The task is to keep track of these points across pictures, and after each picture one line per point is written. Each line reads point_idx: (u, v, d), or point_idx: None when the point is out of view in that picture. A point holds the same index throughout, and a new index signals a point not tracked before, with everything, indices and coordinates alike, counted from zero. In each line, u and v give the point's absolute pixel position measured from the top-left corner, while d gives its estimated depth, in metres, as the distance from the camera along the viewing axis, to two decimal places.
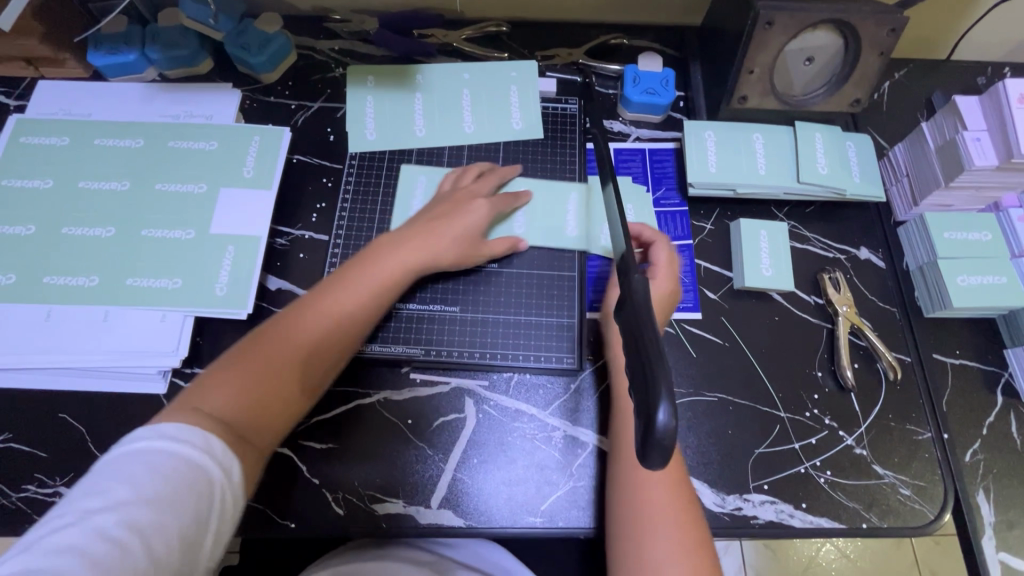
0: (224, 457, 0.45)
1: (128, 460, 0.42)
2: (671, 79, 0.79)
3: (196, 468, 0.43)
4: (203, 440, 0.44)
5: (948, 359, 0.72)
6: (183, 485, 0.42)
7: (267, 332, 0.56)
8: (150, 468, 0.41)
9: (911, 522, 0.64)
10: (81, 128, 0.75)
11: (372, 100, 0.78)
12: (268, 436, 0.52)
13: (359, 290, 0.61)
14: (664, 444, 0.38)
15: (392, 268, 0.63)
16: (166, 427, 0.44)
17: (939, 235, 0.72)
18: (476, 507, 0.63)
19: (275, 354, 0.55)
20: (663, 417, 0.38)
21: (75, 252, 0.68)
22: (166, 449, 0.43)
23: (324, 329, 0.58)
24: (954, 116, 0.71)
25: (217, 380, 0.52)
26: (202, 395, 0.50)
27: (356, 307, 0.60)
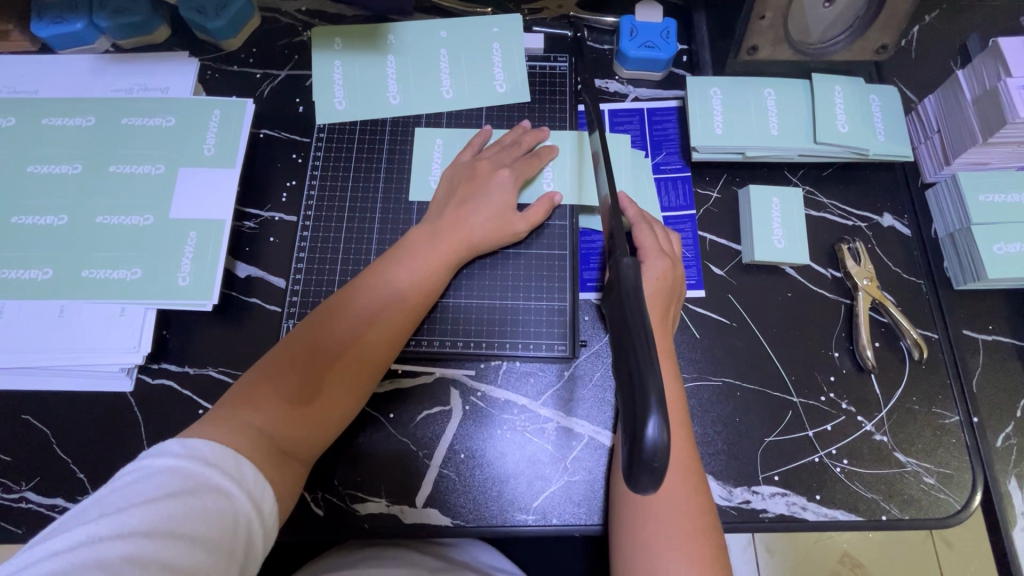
0: (253, 486, 0.45)
1: (147, 482, 0.41)
2: (672, 30, 0.71)
3: (222, 497, 0.42)
4: (236, 466, 0.45)
5: (979, 335, 0.65)
6: (204, 516, 0.41)
7: (305, 338, 0.55)
8: (171, 494, 0.41)
9: (935, 513, 0.59)
10: (27, 106, 0.69)
11: (341, 65, 0.71)
12: (309, 446, 0.52)
13: (392, 289, 0.58)
14: (653, 463, 0.35)
15: (425, 261, 0.60)
16: (198, 445, 0.44)
17: (973, 198, 0.65)
18: (463, 504, 0.59)
19: (310, 363, 0.53)
20: (652, 432, 0.35)
21: (27, 244, 0.63)
22: (191, 475, 0.42)
23: (359, 334, 0.56)
24: (995, 61, 0.63)
25: (253, 393, 0.51)
26: (242, 410, 0.49)
27: (390, 306, 0.57)
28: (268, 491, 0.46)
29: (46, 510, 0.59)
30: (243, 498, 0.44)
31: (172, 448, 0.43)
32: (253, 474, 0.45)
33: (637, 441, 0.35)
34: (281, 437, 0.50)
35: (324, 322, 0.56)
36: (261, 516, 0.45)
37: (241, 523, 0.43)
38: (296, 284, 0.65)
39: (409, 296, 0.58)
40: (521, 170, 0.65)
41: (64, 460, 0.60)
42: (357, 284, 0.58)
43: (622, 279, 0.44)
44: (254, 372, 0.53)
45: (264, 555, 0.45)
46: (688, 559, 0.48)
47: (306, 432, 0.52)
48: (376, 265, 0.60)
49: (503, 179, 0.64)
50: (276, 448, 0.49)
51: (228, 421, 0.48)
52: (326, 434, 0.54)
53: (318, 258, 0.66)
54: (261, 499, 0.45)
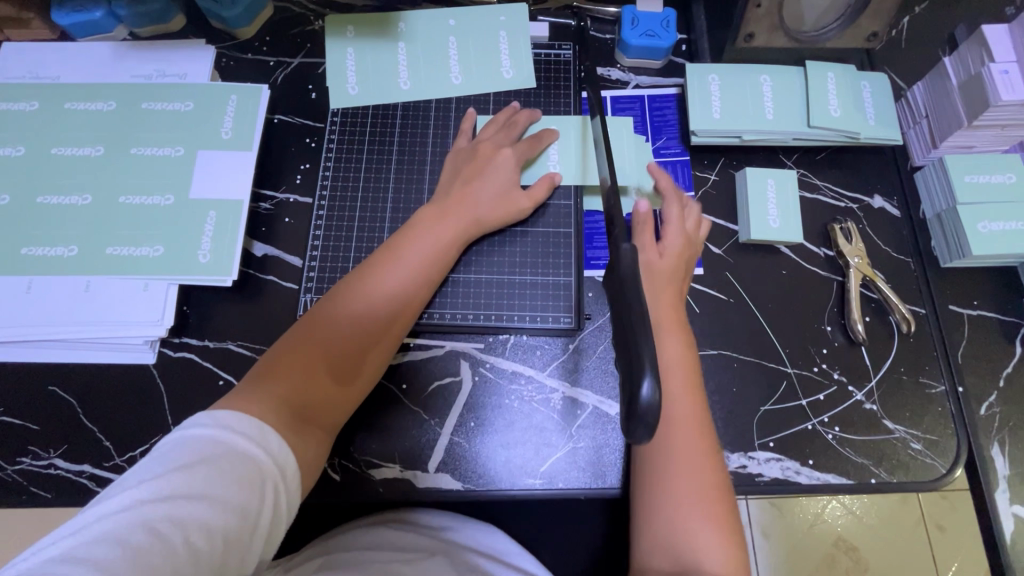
0: (278, 452, 0.48)
1: (181, 450, 0.44)
2: (672, 19, 0.74)
3: (250, 464, 0.45)
4: (260, 433, 0.47)
5: (964, 310, 0.69)
6: (236, 481, 0.43)
7: (326, 314, 0.57)
8: (204, 461, 0.43)
9: (921, 476, 0.62)
10: (50, 91, 0.71)
11: (354, 52, 0.73)
12: (327, 419, 0.55)
13: (404, 267, 0.60)
14: (649, 419, 0.35)
15: (435, 240, 0.62)
16: (224, 416, 0.47)
17: (959, 179, 0.68)
18: (474, 470, 0.62)
19: (330, 338, 0.56)
20: (646, 389, 0.35)
21: (53, 221, 0.66)
22: (221, 443, 0.45)
23: (374, 311, 0.58)
24: (980, 48, 0.67)
25: (275, 368, 0.53)
26: (266, 382, 0.52)
27: (403, 284, 0.60)
28: (291, 457, 0.49)
29: (74, 476, 0.61)
30: (270, 464, 0.46)
31: (201, 420, 0.46)
32: (277, 441, 0.48)
33: (633, 400, 0.36)
34: (304, 408, 0.53)
35: (343, 297, 0.58)
36: (286, 480, 0.48)
37: (269, 487, 0.45)
38: (311, 262, 0.68)
39: (421, 273, 0.61)
40: (522, 151, 0.68)
41: (90, 429, 0.63)
42: (370, 263, 0.61)
43: (620, 262, 0.42)
44: (276, 348, 0.55)
45: (290, 516, 0.48)
46: (703, 515, 0.51)
47: (326, 404, 0.55)
48: (388, 244, 0.62)
49: (505, 159, 0.66)
50: (299, 418, 0.52)
51: (254, 391, 0.51)
52: (345, 404, 0.57)
53: (332, 236, 0.69)
54: (286, 463, 0.48)
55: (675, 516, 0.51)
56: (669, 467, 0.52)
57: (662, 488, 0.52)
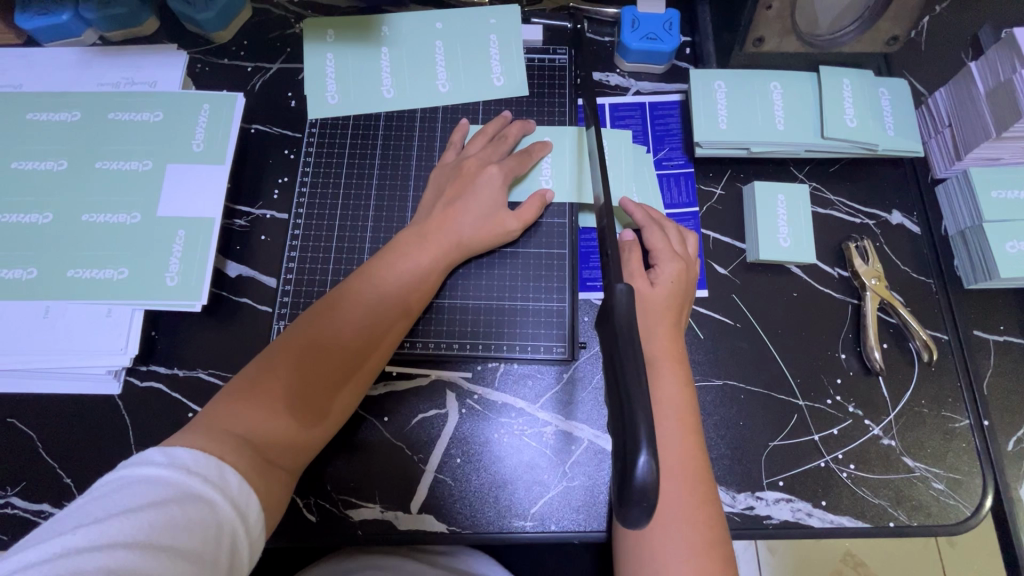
0: (238, 493, 0.43)
1: (127, 491, 0.39)
2: (675, 21, 0.68)
3: (205, 507, 0.41)
4: (219, 473, 0.43)
5: (990, 335, 0.64)
6: (188, 526, 0.39)
7: (295, 339, 0.53)
8: (152, 504, 0.39)
9: (944, 519, 0.57)
10: (11, 100, 0.67)
11: (334, 58, 0.69)
12: (293, 456, 0.51)
13: (380, 291, 0.56)
14: (644, 498, 0.33)
15: (415, 262, 0.58)
16: (180, 452, 0.43)
17: (985, 194, 0.63)
18: (459, 511, 0.58)
19: (298, 368, 0.52)
20: (643, 464, 0.33)
21: (12, 242, 0.62)
22: (174, 483, 0.41)
23: (348, 338, 0.54)
24: (1010, 51, 0.60)
25: (238, 400, 0.49)
26: (227, 417, 0.48)
27: (378, 312, 0.56)
28: (253, 500, 0.45)
29: (33, 515, 0.58)
30: (228, 507, 0.42)
31: (154, 457, 0.42)
32: (237, 481, 0.44)
33: (628, 475, 0.34)
34: (266, 445, 0.48)
35: (317, 321, 0.54)
36: (247, 525, 0.43)
37: (226, 533, 0.41)
38: (287, 284, 0.64)
39: (399, 299, 0.57)
40: (511, 167, 0.63)
41: (50, 464, 0.59)
42: (345, 286, 0.57)
43: (615, 307, 0.41)
44: (241, 376, 0.51)
45: (248, 567, 0.43)
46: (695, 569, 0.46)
47: (293, 440, 0.50)
48: (366, 266, 0.58)
49: (492, 176, 0.62)
50: (261, 457, 0.47)
51: (213, 427, 0.47)
52: (314, 439, 0.52)
53: (310, 257, 0.65)
54: (246, 507, 0.44)
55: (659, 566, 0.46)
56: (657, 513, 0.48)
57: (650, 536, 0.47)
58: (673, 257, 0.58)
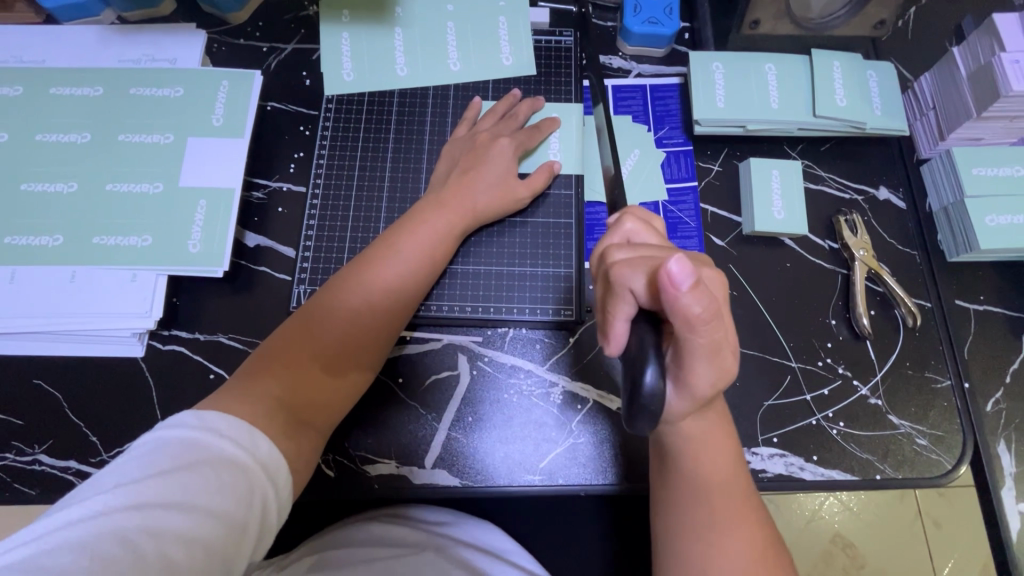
0: (267, 458, 0.45)
1: (161, 454, 0.42)
2: (675, 7, 0.72)
3: (236, 471, 0.43)
4: (250, 438, 0.45)
5: (971, 304, 0.68)
6: (219, 489, 0.41)
7: (316, 310, 0.56)
8: (186, 466, 0.41)
9: (927, 472, 0.61)
10: (34, 75, 0.69)
11: (349, 37, 0.71)
12: (321, 417, 0.53)
13: (400, 263, 0.59)
14: (650, 407, 0.40)
15: (432, 235, 0.61)
16: (211, 417, 0.45)
17: (966, 171, 0.67)
18: (472, 466, 0.61)
19: (322, 336, 0.54)
20: (650, 379, 0.40)
21: (38, 210, 0.64)
22: (205, 448, 0.43)
23: (368, 306, 0.57)
24: (990, 37, 0.65)
25: (266, 368, 0.52)
26: (256, 383, 0.50)
27: (398, 282, 0.58)
28: (281, 465, 0.46)
29: (59, 472, 0.60)
30: (258, 471, 0.44)
31: (186, 421, 0.44)
32: (267, 445, 0.46)
33: (636, 386, 0.40)
34: (297, 408, 0.51)
35: (337, 292, 0.57)
36: (275, 490, 0.45)
37: (256, 495, 0.43)
38: (305, 252, 0.66)
39: (417, 270, 0.60)
40: (521, 141, 0.66)
41: (76, 424, 0.61)
42: (365, 257, 0.59)
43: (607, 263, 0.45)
44: (265, 346, 0.54)
45: (278, 527, 0.46)
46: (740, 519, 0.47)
47: (320, 402, 0.53)
48: (384, 237, 0.61)
49: (504, 148, 0.65)
50: (293, 419, 0.50)
51: (243, 391, 0.49)
52: (341, 400, 0.55)
53: (327, 226, 0.67)
54: (274, 472, 0.46)
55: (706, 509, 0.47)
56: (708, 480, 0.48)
57: (704, 498, 0.47)
58: (705, 260, 0.45)
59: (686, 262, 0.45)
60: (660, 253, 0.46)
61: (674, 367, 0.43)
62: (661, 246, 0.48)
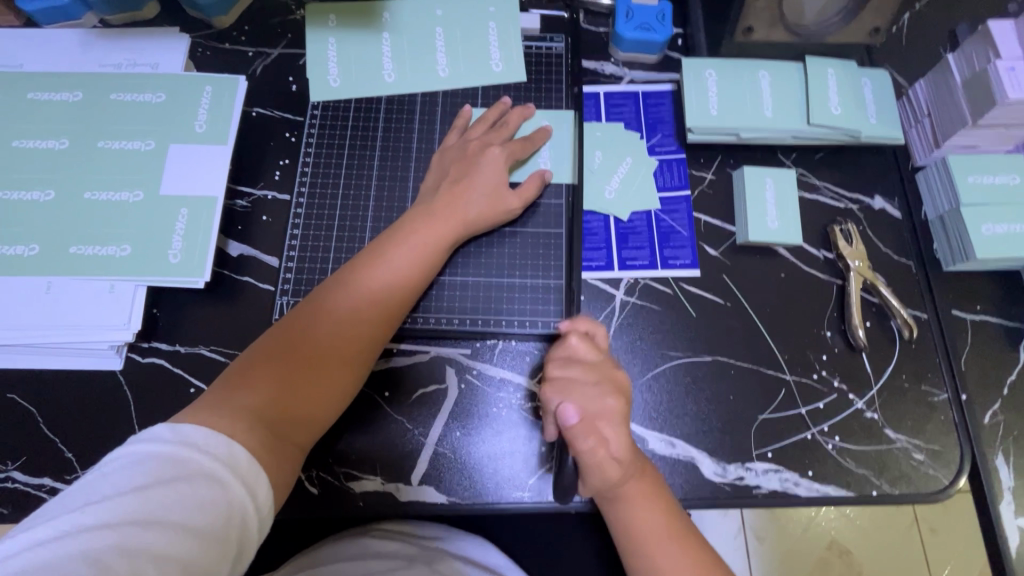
0: (248, 471, 0.44)
1: (136, 469, 0.40)
2: (668, 13, 0.71)
3: (214, 486, 0.41)
4: (229, 451, 0.44)
5: (967, 315, 0.66)
6: (195, 506, 0.40)
7: (301, 321, 0.55)
8: (162, 482, 0.40)
9: (924, 488, 0.60)
10: (12, 80, 0.67)
11: (335, 43, 0.70)
12: (303, 432, 0.52)
13: (387, 272, 0.57)
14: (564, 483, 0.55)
15: (420, 243, 0.59)
16: (188, 430, 0.43)
17: (962, 179, 0.66)
18: (459, 483, 0.59)
19: (306, 347, 0.53)
20: (568, 462, 0.54)
21: (13, 219, 0.62)
22: (181, 462, 0.41)
23: (354, 317, 0.55)
24: (984, 44, 0.64)
25: (247, 379, 0.50)
26: (237, 395, 0.49)
27: (385, 292, 0.57)
28: (263, 478, 0.45)
29: (33, 489, 0.58)
30: (238, 485, 0.43)
31: (162, 433, 0.42)
32: (247, 458, 0.44)
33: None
34: (277, 421, 0.49)
35: (323, 302, 0.55)
36: (257, 503, 0.44)
37: (235, 511, 0.42)
38: (289, 262, 0.65)
39: (405, 279, 0.58)
40: (513, 150, 0.65)
41: (52, 439, 0.59)
42: (352, 267, 0.58)
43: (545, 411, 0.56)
44: (248, 357, 0.52)
45: (260, 541, 0.44)
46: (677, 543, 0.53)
47: (302, 416, 0.52)
48: (372, 246, 0.60)
49: (495, 156, 0.64)
50: (273, 433, 0.48)
51: (223, 403, 0.48)
52: (325, 414, 0.53)
53: (312, 235, 0.66)
54: (256, 485, 0.44)
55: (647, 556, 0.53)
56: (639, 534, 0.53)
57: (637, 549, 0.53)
58: (615, 389, 0.56)
59: (594, 394, 0.55)
60: (580, 380, 0.56)
61: (581, 472, 0.54)
62: (593, 364, 0.57)
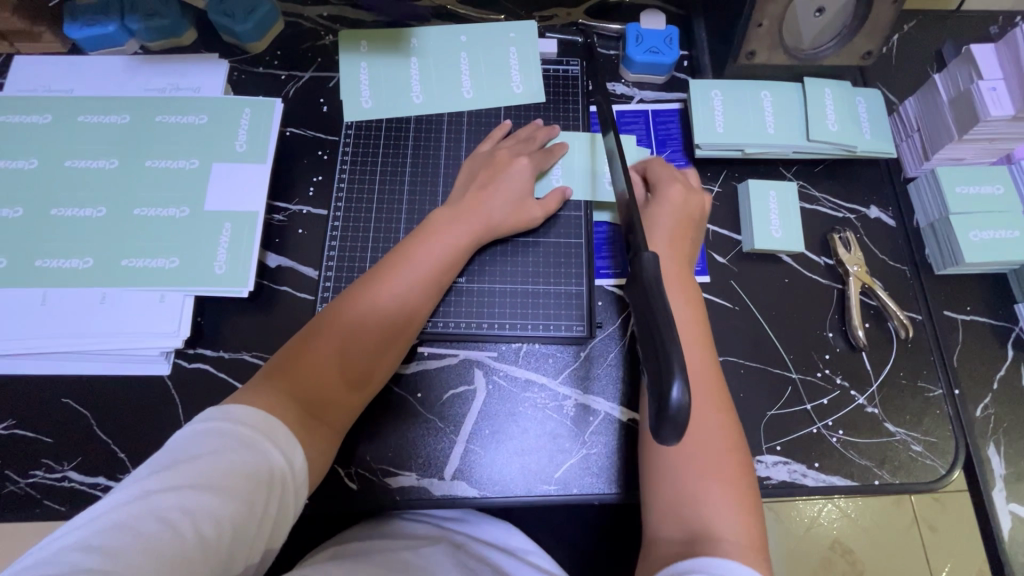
0: (285, 443, 0.49)
1: (191, 443, 0.45)
2: (675, 37, 0.76)
3: (257, 455, 0.46)
4: (269, 426, 0.48)
5: (959, 316, 0.71)
6: (242, 470, 0.45)
7: (342, 312, 0.58)
8: (213, 453, 0.45)
9: (922, 477, 0.64)
10: (63, 104, 0.72)
11: (367, 67, 0.75)
12: (338, 417, 0.56)
13: (413, 271, 0.61)
14: (678, 422, 0.35)
15: (446, 246, 0.64)
16: (234, 409, 0.48)
17: (951, 190, 0.71)
18: (489, 477, 0.63)
19: (345, 339, 0.57)
20: (676, 392, 0.34)
21: (68, 233, 0.66)
22: (228, 436, 0.46)
23: (387, 312, 0.59)
24: (968, 65, 0.69)
25: (293, 366, 0.54)
26: (284, 381, 0.53)
27: (414, 287, 0.61)
28: (299, 450, 0.50)
29: (88, 489, 0.61)
30: (277, 455, 0.48)
31: (212, 414, 0.48)
32: (286, 435, 0.49)
33: (663, 403, 0.35)
34: (313, 401, 0.54)
35: (360, 297, 0.59)
36: (294, 470, 0.49)
37: (277, 478, 0.47)
38: (327, 271, 0.69)
39: (430, 278, 0.62)
40: (538, 161, 0.70)
41: (105, 440, 0.63)
42: (386, 264, 0.62)
43: (643, 271, 0.42)
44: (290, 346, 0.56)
45: (297, 510, 0.49)
46: (723, 484, 0.51)
47: (339, 402, 0.56)
48: (404, 245, 0.64)
49: (520, 168, 0.69)
50: (308, 412, 0.53)
51: (270, 390, 0.52)
52: (353, 400, 0.58)
53: (348, 247, 0.70)
54: (293, 456, 0.49)
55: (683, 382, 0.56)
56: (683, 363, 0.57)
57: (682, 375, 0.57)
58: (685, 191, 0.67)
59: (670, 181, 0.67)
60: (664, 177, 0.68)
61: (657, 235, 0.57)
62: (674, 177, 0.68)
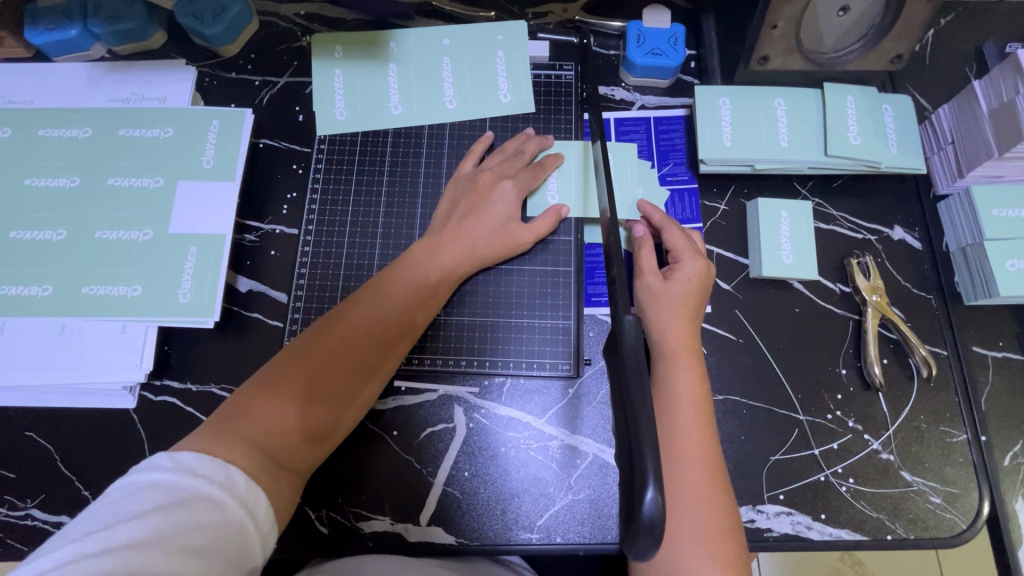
0: (246, 493, 0.42)
1: (134, 497, 0.38)
2: (680, 36, 0.69)
3: (214, 508, 0.40)
4: (226, 475, 0.42)
5: (989, 351, 0.65)
6: (197, 525, 0.38)
7: (314, 344, 0.53)
8: (161, 507, 0.38)
9: (940, 533, 0.59)
10: (23, 117, 0.67)
11: (342, 75, 0.70)
12: (302, 464, 0.50)
13: (393, 302, 0.57)
14: (653, 531, 0.32)
15: (428, 275, 0.59)
16: (187, 457, 0.41)
17: (986, 213, 0.63)
18: (468, 523, 0.59)
19: (314, 376, 0.52)
20: (650, 497, 0.32)
21: (27, 258, 0.63)
22: (178, 488, 0.39)
23: (363, 347, 0.54)
24: (1013, 72, 0.61)
25: (255, 405, 0.49)
26: (244, 420, 0.48)
27: (393, 319, 0.57)
28: (262, 497, 0.43)
29: (52, 528, 0.59)
30: (236, 507, 0.41)
31: (161, 462, 0.41)
32: (244, 481, 0.43)
33: (635, 509, 0.33)
34: (278, 448, 0.48)
35: (334, 328, 0.55)
36: (258, 521, 0.42)
37: (237, 531, 0.40)
38: (297, 301, 0.65)
39: (407, 308, 0.58)
40: (525, 180, 0.64)
41: (68, 477, 0.60)
42: (363, 294, 0.57)
43: (623, 338, 0.40)
44: (253, 383, 0.51)
45: (261, 562, 0.42)
46: (710, 556, 0.48)
47: (306, 448, 0.50)
48: (383, 274, 0.59)
49: (506, 190, 0.63)
50: (272, 459, 0.47)
51: (227, 433, 0.46)
52: (322, 444, 0.52)
53: (319, 274, 0.66)
54: (255, 506, 0.42)
55: (670, 409, 0.54)
56: (669, 395, 0.54)
57: (670, 403, 0.54)
58: (693, 253, 0.60)
59: (676, 237, 0.62)
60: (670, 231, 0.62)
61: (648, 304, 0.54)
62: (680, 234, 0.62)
